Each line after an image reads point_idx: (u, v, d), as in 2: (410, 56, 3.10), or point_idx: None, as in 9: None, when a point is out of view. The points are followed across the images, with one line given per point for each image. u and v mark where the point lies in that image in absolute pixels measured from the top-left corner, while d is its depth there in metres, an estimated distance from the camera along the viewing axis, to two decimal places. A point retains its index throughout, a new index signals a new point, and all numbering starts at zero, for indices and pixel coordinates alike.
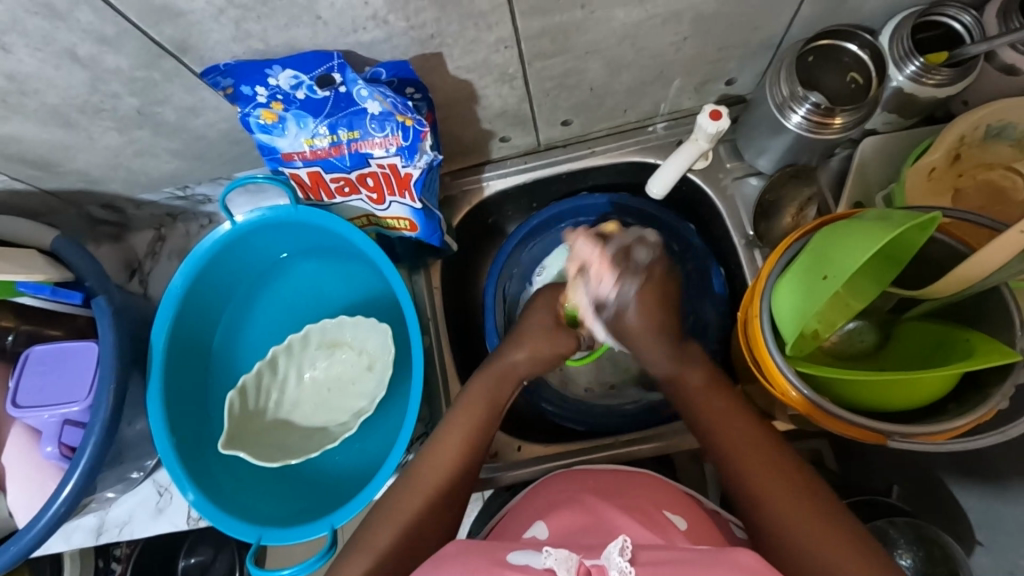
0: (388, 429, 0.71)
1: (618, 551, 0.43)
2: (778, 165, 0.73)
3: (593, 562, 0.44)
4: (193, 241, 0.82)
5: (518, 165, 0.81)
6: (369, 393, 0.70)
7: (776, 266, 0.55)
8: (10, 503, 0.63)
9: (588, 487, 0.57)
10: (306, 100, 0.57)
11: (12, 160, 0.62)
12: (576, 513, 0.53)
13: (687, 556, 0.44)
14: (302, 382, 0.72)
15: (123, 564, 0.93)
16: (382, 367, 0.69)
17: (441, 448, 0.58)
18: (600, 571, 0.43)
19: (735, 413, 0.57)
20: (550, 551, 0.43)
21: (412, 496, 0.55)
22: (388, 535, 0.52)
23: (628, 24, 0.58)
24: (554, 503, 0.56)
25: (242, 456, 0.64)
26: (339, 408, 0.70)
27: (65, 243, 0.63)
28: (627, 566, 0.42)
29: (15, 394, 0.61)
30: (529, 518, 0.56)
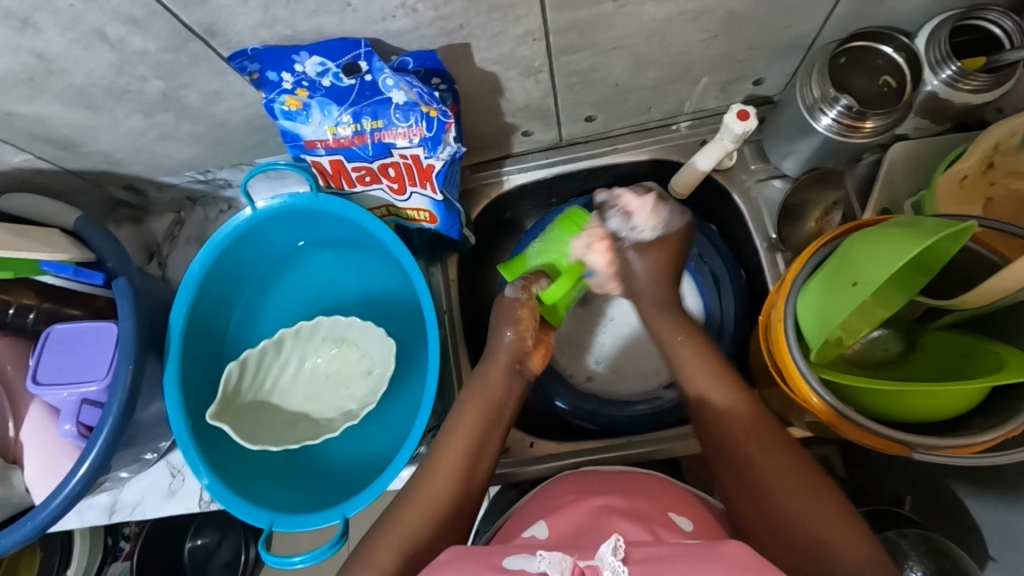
0: (396, 425, 0.71)
1: (611, 549, 0.43)
2: (804, 168, 0.72)
3: (586, 563, 0.43)
4: (211, 227, 0.82)
5: (540, 160, 0.80)
6: (360, 396, 0.69)
7: (801, 271, 0.54)
8: (27, 478, 0.62)
9: (591, 487, 0.58)
10: (332, 88, 0.57)
11: (37, 140, 0.62)
12: (578, 514, 0.54)
13: (679, 551, 0.44)
14: (304, 370, 0.71)
15: (131, 542, 1.05)
16: (381, 369, 0.69)
17: (459, 443, 0.59)
18: (592, 572, 0.42)
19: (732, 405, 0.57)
20: (542, 555, 0.42)
21: (433, 484, 0.56)
22: (398, 541, 0.52)
23: (656, 20, 0.58)
24: (556, 504, 0.57)
25: (226, 429, 0.64)
26: (333, 402, 0.70)
27: (87, 224, 0.63)
28: (620, 566, 0.42)
29: (36, 371, 0.61)
30: (532, 518, 0.57)
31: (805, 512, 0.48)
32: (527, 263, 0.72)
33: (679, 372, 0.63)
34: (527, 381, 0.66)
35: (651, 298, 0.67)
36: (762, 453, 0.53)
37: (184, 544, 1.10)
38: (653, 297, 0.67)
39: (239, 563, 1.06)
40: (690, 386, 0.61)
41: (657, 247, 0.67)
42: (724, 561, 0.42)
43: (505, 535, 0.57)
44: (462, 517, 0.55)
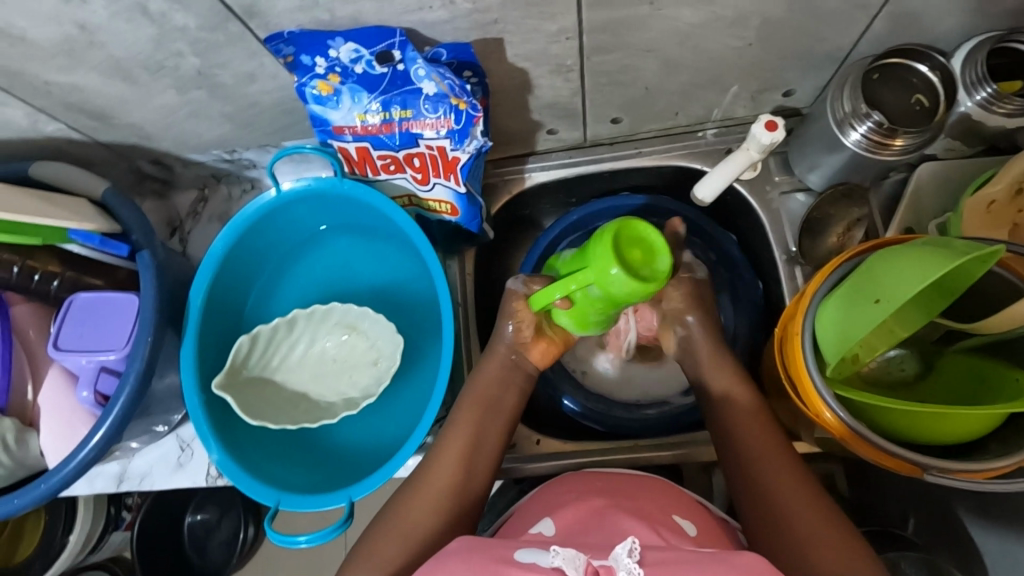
0: (403, 417, 0.71)
1: (626, 551, 0.43)
2: (829, 183, 0.71)
3: (601, 563, 0.43)
4: (233, 206, 0.83)
5: (563, 159, 0.80)
6: (364, 385, 0.70)
7: (822, 286, 0.53)
8: (43, 444, 0.63)
9: (595, 488, 0.58)
10: (364, 75, 0.58)
11: (72, 109, 0.63)
12: (585, 513, 0.54)
13: (693, 557, 0.44)
14: (309, 352, 0.72)
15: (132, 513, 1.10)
16: (388, 363, 0.69)
17: (457, 437, 0.59)
18: (608, 572, 0.42)
19: (752, 417, 0.59)
20: (558, 550, 0.42)
21: (443, 475, 0.57)
22: (409, 527, 0.53)
23: (690, 25, 0.57)
24: (560, 500, 0.57)
25: (231, 402, 0.65)
26: (336, 387, 0.71)
27: (115, 196, 0.64)
28: (636, 568, 0.42)
29: (58, 337, 0.62)
30: (535, 515, 0.57)
31: (825, 543, 0.48)
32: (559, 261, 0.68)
33: (698, 377, 0.65)
34: (527, 375, 0.66)
35: (706, 349, 0.65)
36: (784, 477, 0.54)
37: (184, 519, 1.15)
38: (708, 349, 0.65)
39: (238, 542, 1.12)
40: (713, 385, 0.63)
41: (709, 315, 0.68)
42: (738, 568, 0.42)
43: (508, 531, 0.58)
44: (470, 503, 0.57)
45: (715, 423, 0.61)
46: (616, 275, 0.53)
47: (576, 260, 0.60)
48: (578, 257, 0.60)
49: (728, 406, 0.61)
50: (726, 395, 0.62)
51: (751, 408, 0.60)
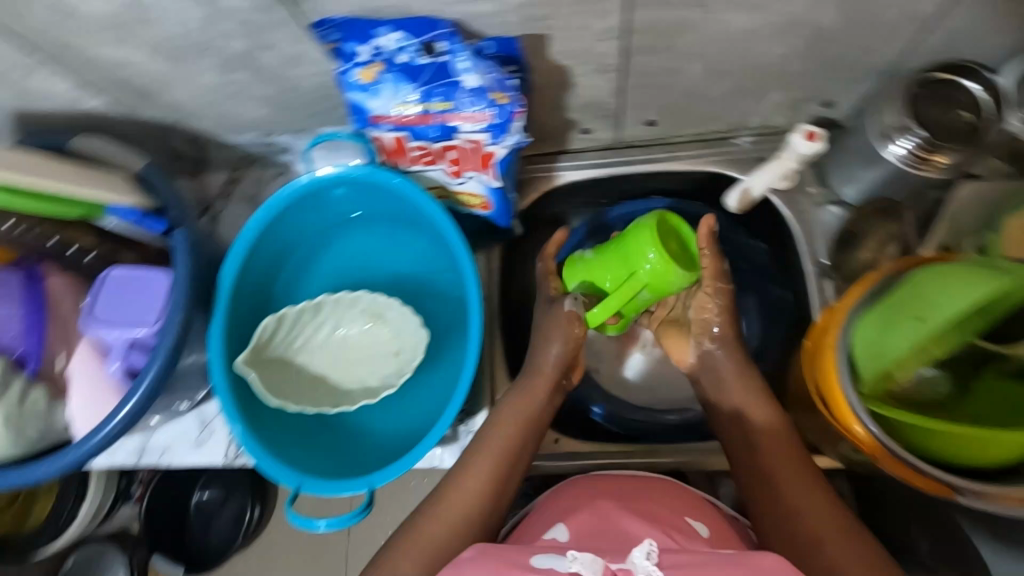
0: (424, 409, 0.71)
1: (643, 553, 0.44)
2: (864, 197, 0.71)
3: (619, 566, 0.44)
4: (263, 189, 0.84)
5: (595, 159, 0.80)
6: (385, 374, 0.70)
7: (859, 300, 0.53)
8: (71, 412, 0.64)
9: (609, 491, 0.58)
10: (407, 65, 0.58)
11: (117, 84, 0.64)
12: (599, 519, 0.54)
13: (713, 558, 0.44)
14: (333, 337, 0.72)
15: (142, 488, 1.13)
16: (410, 355, 0.69)
17: (490, 447, 0.59)
18: (626, 573, 0.44)
19: (766, 429, 0.58)
20: (575, 556, 0.44)
21: (479, 475, 0.58)
22: (440, 531, 0.54)
23: (738, 29, 0.57)
24: (574, 504, 0.57)
25: (253, 381, 0.66)
26: (357, 375, 0.71)
27: (154, 171, 0.66)
28: (653, 570, 0.43)
29: (92, 308, 0.63)
30: (548, 520, 0.57)
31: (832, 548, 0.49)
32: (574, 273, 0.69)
33: (711, 392, 0.64)
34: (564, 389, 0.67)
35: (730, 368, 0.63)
36: (796, 481, 0.54)
37: (193, 497, 1.16)
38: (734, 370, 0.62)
39: (244, 523, 1.15)
40: (725, 401, 0.62)
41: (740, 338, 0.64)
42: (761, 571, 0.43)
43: (522, 534, 0.58)
44: (499, 503, 0.58)
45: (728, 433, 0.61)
46: (677, 279, 0.61)
47: (609, 262, 0.65)
48: (613, 259, 0.64)
49: (742, 420, 0.60)
50: (738, 411, 0.60)
51: (765, 421, 0.59)
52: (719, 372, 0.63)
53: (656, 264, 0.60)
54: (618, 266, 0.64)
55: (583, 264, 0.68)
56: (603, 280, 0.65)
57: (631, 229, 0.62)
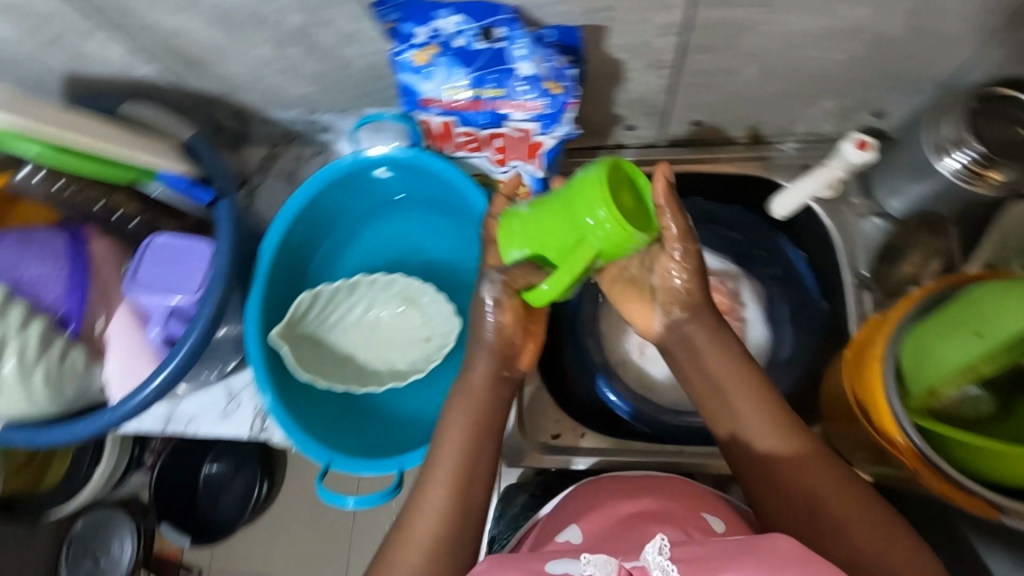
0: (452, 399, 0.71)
1: (656, 549, 0.41)
2: (909, 210, 0.70)
3: (633, 564, 0.42)
4: (302, 167, 0.84)
5: (636, 156, 0.79)
6: (414, 358, 0.71)
7: (908, 312, 0.52)
8: (106, 376, 0.64)
9: (622, 491, 0.58)
10: (462, 50, 0.58)
11: (170, 53, 0.64)
12: (614, 521, 0.54)
13: (721, 547, 0.42)
14: (364, 317, 0.72)
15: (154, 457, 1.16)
16: (441, 342, 0.70)
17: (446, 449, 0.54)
18: (640, 572, 0.41)
19: (762, 447, 0.51)
20: (587, 558, 0.41)
21: (444, 478, 0.53)
22: (427, 530, 0.51)
23: (800, 32, 0.56)
24: (589, 505, 0.57)
25: (284, 353, 0.66)
26: (385, 357, 0.72)
27: (201, 143, 0.67)
28: (667, 565, 0.40)
29: (135, 272, 0.63)
30: (564, 521, 0.57)
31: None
32: (508, 239, 0.55)
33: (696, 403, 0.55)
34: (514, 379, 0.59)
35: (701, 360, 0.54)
36: (822, 477, 0.49)
37: (201, 470, 1.19)
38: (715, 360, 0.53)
39: (252, 498, 1.18)
40: (717, 421, 0.54)
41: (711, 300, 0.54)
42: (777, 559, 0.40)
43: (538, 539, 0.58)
44: (474, 508, 0.53)
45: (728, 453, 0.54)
46: (635, 244, 0.48)
47: (553, 224, 0.51)
48: (555, 222, 0.51)
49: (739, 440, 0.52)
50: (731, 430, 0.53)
51: (761, 442, 0.51)
52: (707, 375, 0.54)
53: (608, 225, 0.47)
54: (565, 230, 0.50)
55: (518, 222, 0.55)
56: (547, 247, 0.52)
57: (578, 184, 0.49)
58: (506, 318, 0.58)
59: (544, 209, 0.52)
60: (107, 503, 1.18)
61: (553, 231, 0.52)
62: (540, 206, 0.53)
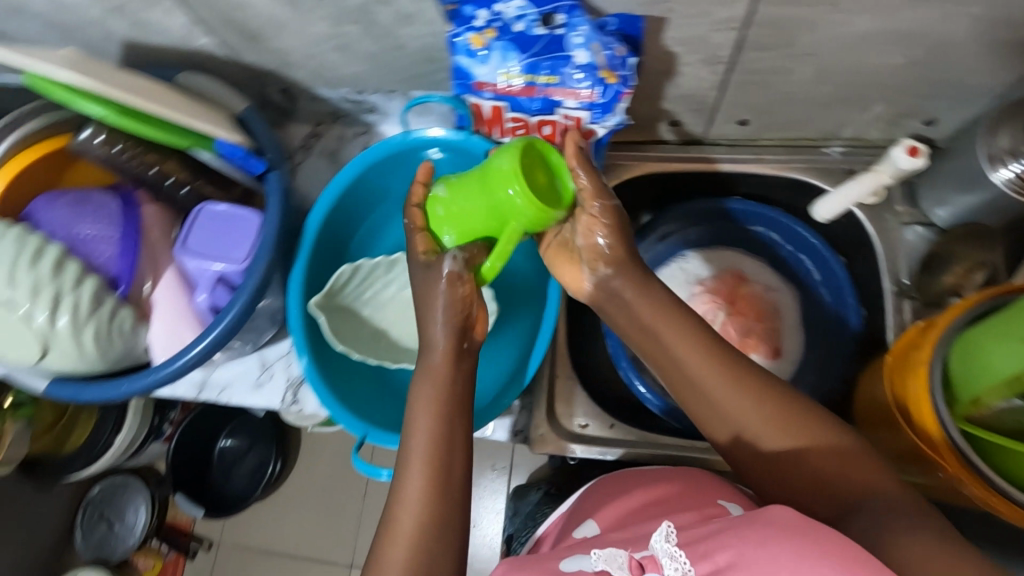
0: (481, 388, 0.72)
1: (664, 536, 0.41)
2: (956, 221, 0.70)
3: (644, 554, 0.42)
4: (344, 146, 0.85)
5: (679, 153, 0.79)
6: None
7: (956, 320, 0.53)
8: (151, 339, 0.65)
9: (642, 481, 0.58)
10: (521, 35, 0.58)
11: (229, 26, 0.65)
12: (630, 508, 0.54)
13: (725, 523, 0.41)
14: (398, 295, 0.72)
15: (173, 427, 1.17)
16: None
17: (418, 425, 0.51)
18: (651, 560, 0.41)
19: (763, 447, 0.47)
20: (597, 554, 0.44)
21: (419, 459, 0.49)
22: (414, 521, 0.47)
23: (863, 33, 0.56)
24: (609, 496, 0.58)
25: (321, 321, 0.67)
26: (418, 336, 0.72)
27: (253, 115, 0.68)
28: (675, 550, 0.40)
29: (185, 238, 0.65)
30: (582, 516, 0.58)
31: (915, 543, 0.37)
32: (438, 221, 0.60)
33: (688, 415, 0.52)
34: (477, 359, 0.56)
35: (687, 346, 0.51)
36: (831, 460, 0.44)
37: (217, 443, 1.22)
38: (702, 348, 0.50)
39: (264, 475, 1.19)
40: (715, 430, 0.50)
41: (635, 255, 0.57)
42: (773, 526, 0.37)
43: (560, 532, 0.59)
44: (460, 482, 0.49)
45: (740, 463, 0.50)
46: (552, 216, 0.53)
47: (475, 203, 0.56)
48: (479, 203, 0.56)
49: (742, 442, 0.48)
50: (731, 436, 0.49)
51: (762, 442, 0.47)
52: (678, 365, 0.51)
53: (522, 201, 0.51)
54: (485, 209, 0.56)
55: (445, 203, 0.59)
56: (474, 225, 0.57)
57: (491, 169, 0.53)
58: (469, 290, 0.57)
59: (463, 192, 0.57)
60: (125, 471, 1.23)
61: (476, 210, 0.56)
62: (459, 190, 0.58)
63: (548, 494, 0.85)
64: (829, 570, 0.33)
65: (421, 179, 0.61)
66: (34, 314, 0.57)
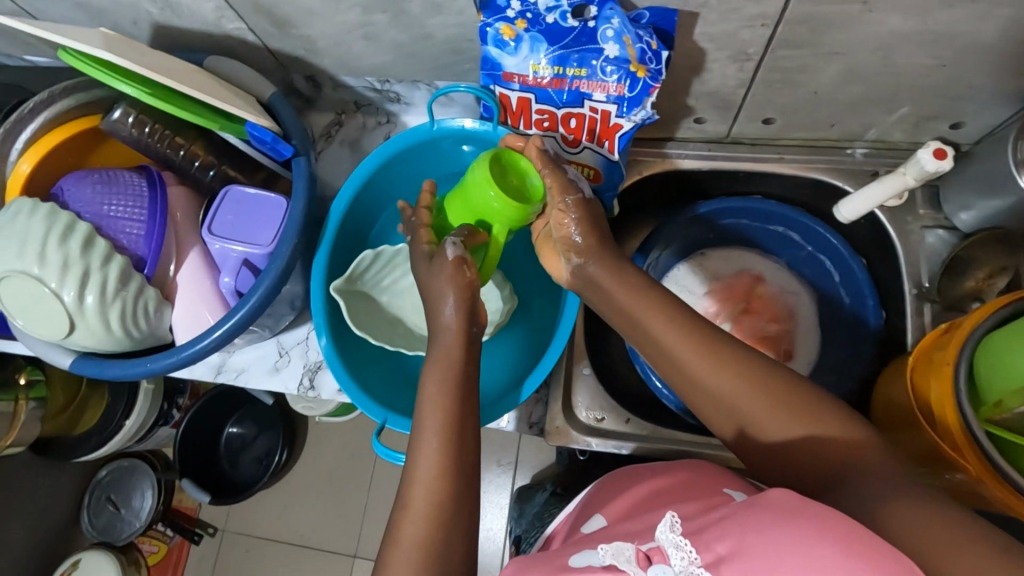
0: (490, 381, 0.73)
1: (669, 527, 0.39)
2: (980, 224, 0.69)
3: (651, 546, 0.41)
4: (366, 135, 0.85)
5: (701, 151, 0.79)
6: None
7: (984, 322, 0.53)
8: (173, 318, 0.67)
9: (651, 472, 0.58)
10: (551, 26, 0.59)
11: (258, 11, 0.65)
12: (639, 499, 0.54)
13: (728, 511, 0.40)
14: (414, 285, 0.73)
15: (181, 413, 1.19)
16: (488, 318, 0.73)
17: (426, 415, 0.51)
18: (658, 551, 0.40)
19: (768, 438, 0.46)
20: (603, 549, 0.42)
21: (433, 441, 0.49)
22: (429, 504, 0.47)
23: (895, 33, 0.56)
24: (618, 490, 0.58)
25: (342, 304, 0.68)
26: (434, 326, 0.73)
27: (280, 100, 0.69)
28: (678, 539, 0.39)
29: (211, 222, 0.65)
30: (590, 512, 0.58)
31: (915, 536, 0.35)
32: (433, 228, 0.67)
33: (694, 411, 0.51)
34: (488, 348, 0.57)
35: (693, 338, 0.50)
36: (835, 450, 0.43)
37: (224, 429, 1.24)
38: (710, 339, 0.50)
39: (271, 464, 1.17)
40: (721, 423, 0.49)
41: (607, 244, 0.59)
42: (769, 511, 0.37)
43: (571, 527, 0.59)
44: (471, 464, 0.49)
45: (750, 457, 0.48)
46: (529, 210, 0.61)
47: (462, 211, 0.64)
48: (461, 212, 0.64)
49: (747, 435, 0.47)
50: (737, 428, 0.48)
51: (767, 435, 0.46)
52: (675, 356, 0.50)
53: (500, 204, 0.60)
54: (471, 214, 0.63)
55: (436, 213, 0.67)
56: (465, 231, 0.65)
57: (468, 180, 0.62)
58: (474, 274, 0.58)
59: (455, 198, 0.64)
60: (132, 454, 1.24)
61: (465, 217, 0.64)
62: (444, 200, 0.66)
63: (555, 494, 0.86)
64: (827, 549, 0.33)
65: (427, 189, 0.66)
66: (65, 291, 0.57)
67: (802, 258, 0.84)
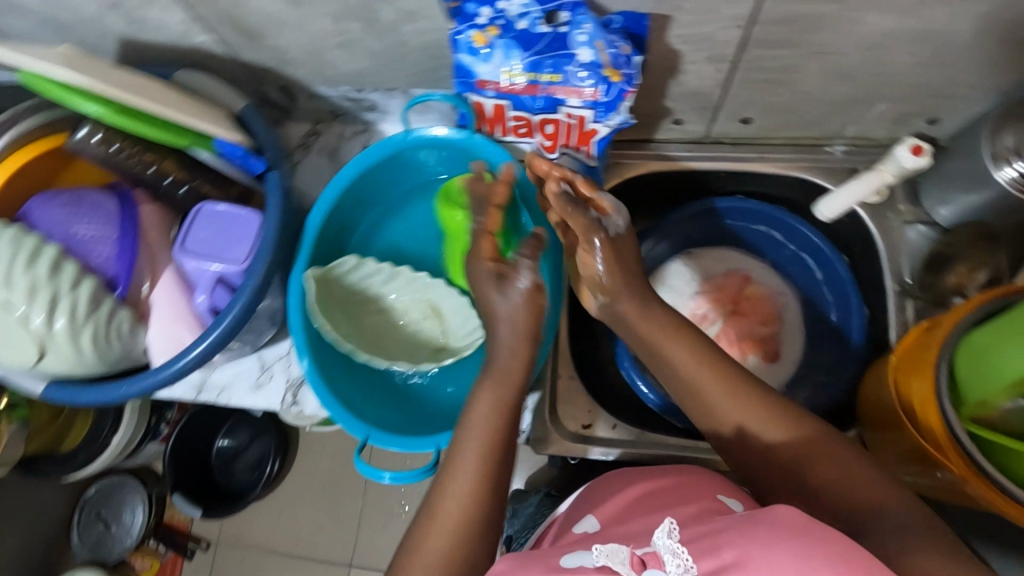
0: None
1: (665, 532, 0.39)
2: (959, 219, 0.69)
3: (647, 551, 0.40)
4: (344, 144, 0.84)
5: (681, 151, 0.79)
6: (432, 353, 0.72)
7: (965, 318, 0.53)
8: (149, 341, 0.64)
9: (643, 474, 0.57)
10: (524, 32, 0.58)
11: (227, 23, 0.64)
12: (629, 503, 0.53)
13: (728, 523, 0.39)
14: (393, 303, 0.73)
15: (169, 427, 1.17)
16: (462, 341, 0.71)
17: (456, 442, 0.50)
18: (653, 558, 0.39)
19: (774, 446, 0.49)
20: (599, 549, 0.41)
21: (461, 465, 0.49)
22: (454, 517, 0.46)
23: (873, 31, 0.55)
24: (606, 494, 0.57)
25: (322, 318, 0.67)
26: (406, 346, 0.72)
27: (252, 113, 0.67)
28: (678, 547, 0.38)
29: (184, 238, 0.64)
30: (580, 513, 0.57)
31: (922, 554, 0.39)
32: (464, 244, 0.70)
33: (694, 415, 0.54)
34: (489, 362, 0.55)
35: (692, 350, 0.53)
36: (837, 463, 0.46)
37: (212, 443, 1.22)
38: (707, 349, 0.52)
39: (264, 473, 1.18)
40: (722, 420, 0.51)
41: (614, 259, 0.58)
42: (774, 527, 0.37)
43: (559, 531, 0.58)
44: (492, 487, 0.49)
45: (743, 458, 0.51)
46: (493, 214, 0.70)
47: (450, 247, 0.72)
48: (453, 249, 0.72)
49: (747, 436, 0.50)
50: (739, 429, 0.50)
51: (774, 438, 0.49)
52: (675, 363, 0.51)
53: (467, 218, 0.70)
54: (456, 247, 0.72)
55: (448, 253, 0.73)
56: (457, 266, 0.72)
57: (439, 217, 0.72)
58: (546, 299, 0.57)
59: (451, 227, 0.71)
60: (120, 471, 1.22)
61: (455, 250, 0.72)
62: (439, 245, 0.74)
63: (548, 497, 0.86)
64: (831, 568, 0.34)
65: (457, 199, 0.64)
66: (32, 315, 0.57)
67: (786, 258, 0.84)
